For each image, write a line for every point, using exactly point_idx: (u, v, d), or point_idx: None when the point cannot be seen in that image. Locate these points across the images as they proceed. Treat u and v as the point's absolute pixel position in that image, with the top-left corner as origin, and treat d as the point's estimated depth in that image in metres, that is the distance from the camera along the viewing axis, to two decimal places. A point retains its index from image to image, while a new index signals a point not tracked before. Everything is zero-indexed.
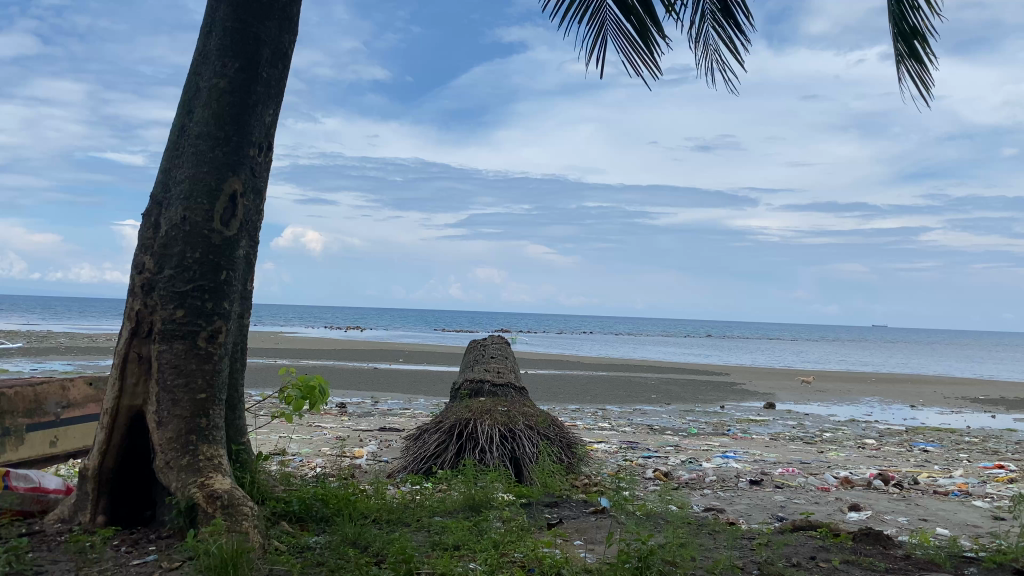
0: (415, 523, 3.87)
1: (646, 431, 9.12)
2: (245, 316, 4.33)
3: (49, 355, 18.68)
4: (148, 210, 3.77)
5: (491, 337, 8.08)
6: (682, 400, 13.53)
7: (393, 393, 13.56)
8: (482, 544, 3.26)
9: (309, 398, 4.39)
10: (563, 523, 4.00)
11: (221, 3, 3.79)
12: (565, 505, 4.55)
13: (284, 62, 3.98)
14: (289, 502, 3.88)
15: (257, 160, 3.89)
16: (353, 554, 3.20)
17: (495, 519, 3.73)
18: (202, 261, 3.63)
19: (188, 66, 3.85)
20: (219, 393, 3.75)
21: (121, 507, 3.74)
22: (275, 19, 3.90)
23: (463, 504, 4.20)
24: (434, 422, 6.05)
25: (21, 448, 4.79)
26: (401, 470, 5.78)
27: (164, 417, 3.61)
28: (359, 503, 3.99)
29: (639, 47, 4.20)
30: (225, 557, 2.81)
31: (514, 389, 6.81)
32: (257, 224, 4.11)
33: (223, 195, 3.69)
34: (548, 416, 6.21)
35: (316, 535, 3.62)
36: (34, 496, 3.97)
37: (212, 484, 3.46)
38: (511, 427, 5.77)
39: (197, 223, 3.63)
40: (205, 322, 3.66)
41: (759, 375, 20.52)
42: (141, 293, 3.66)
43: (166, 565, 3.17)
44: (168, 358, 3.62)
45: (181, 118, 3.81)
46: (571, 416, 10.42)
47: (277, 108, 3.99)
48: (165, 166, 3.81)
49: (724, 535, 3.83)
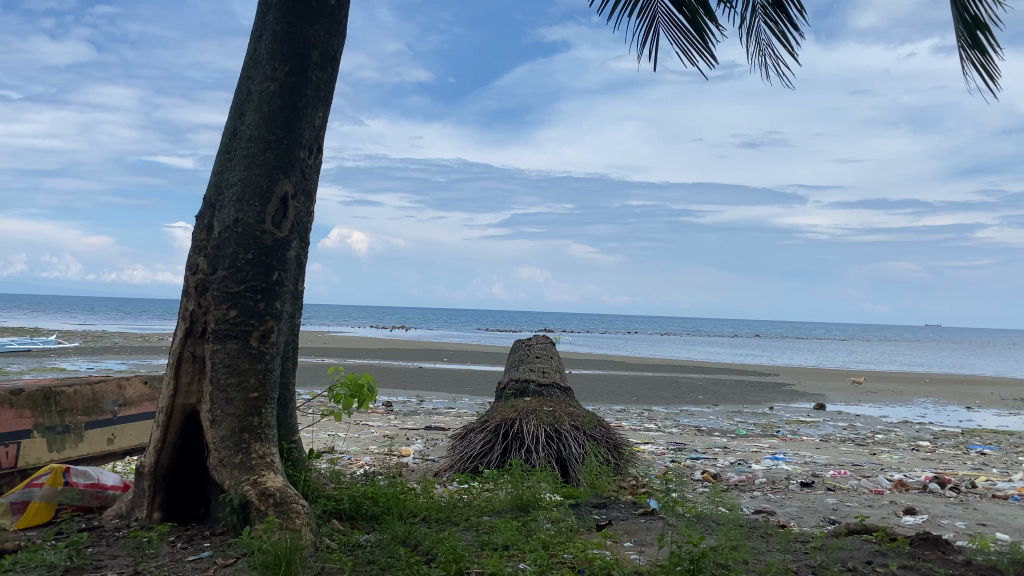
0: (464, 522, 3.88)
1: (692, 432, 9.03)
2: (297, 316, 4.38)
3: (104, 356, 19.09)
4: (201, 211, 3.84)
5: (536, 337, 8.07)
6: (730, 401, 13.39)
7: (438, 392, 13.61)
8: (530, 544, 3.25)
9: (358, 395, 4.43)
10: (612, 524, 3.98)
11: (271, 8, 3.85)
12: (613, 506, 4.52)
13: (333, 66, 4.02)
14: (340, 500, 3.93)
15: (307, 162, 3.94)
16: (404, 552, 3.22)
17: (543, 519, 3.72)
18: (254, 263, 3.68)
19: (239, 71, 3.92)
20: (271, 392, 3.80)
21: (176, 504, 3.82)
22: (324, 22, 3.94)
23: (510, 504, 4.20)
24: (479, 421, 6.06)
25: (81, 444, 4.91)
26: (447, 470, 5.79)
27: (218, 415, 3.68)
28: (408, 501, 4.02)
29: (692, 38, 4.16)
30: (279, 554, 2.85)
31: (560, 389, 6.79)
32: (308, 226, 4.16)
33: (274, 197, 3.74)
34: (594, 416, 6.19)
35: (367, 534, 3.64)
36: (93, 492, 4.07)
37: (265, 482, 3.51)
38: (557, 427, 5.75)
39: (249, 224, 3.68)
40: (258, 322, 3.71)
41: (808, 375, 20.18)
42: (195, 293, 3.74)
43: (221, 561, 3.22)
44: (222, 358, 3.69)
45: (232, 122, 3.87)
46: (617, 416, 10.36)
47: (326, 112, 4.03)
48: (218, 169, 3.87)
49: (777, 538, 3.77)
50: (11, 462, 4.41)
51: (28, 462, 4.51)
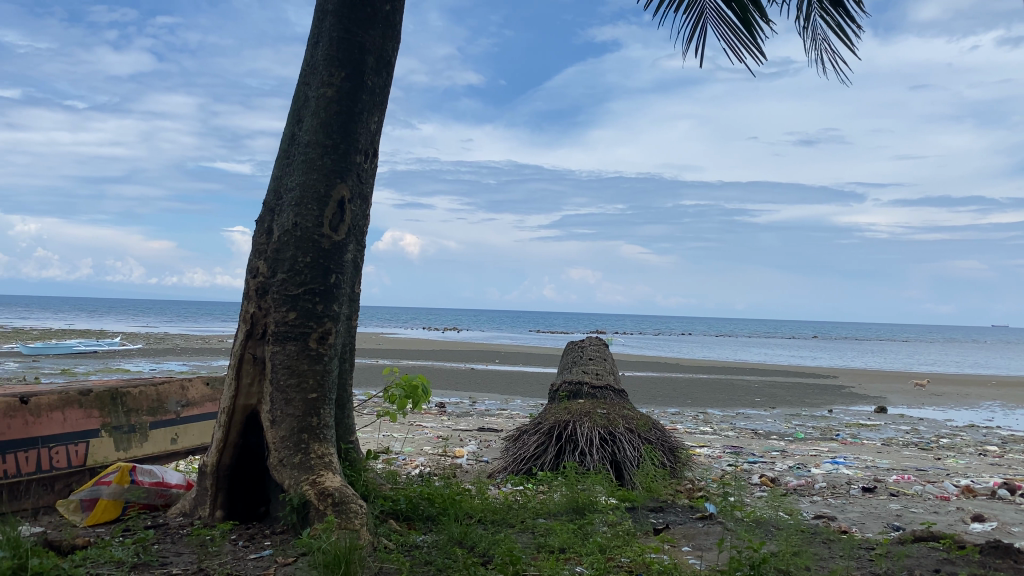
0: (520, 523, 3.88)
1: (749, 435, 8.87)
2: (353, 318, 4.43)
3: (167, 356, 19.67)
4: (261, 216, 3.91)
5: (588, 339, 8.02)
6: (787, 404, 13.15)
7: (491, 393, 13.66)
8: (587, 547, 3.23)
9: (412, 396, 4.46)
10: (669, 528, 3.94)
11: (327, 15, 3.91)
12: (670, 510, 4.47)
13: (388, 70, 4.06)
14: (396, 500, 3.96)
15: (363, 166, 3.98)
16: (461, 554, 3.23)
17: (600, 523, 3.70)
18: (312, 266, 3.73)
19: (297, 77, 3.98)
20: (329, 393, 3.86)
21: (237, 503, 3.90)
22: (379, 27, 3.98)
23: (566, 506, 4.17)
24: (533, 423, 6.05)
25: (146, 443, 5.03)
26: (501, 471, 5.80)
27: (277, 416, 3.74)
28: (463, 503, 4.03)
29: (742, 33, 4.09)
30: (338, 554, 2.88)
31: (613, 391, 6.75)
32: (365, 229, 4.21)
33: (332, 202, 3.79)
34: (649, 419, 6.12)
35: (423, 535, 3.67)
36: (158, 491, 4.18)
37: (324, 482, 3.56)
38: (611, 430, 5.70)
39: (307, 228, 3.74)
40: (317, 324, 3.76)
41: (868, 378, 19.68)
42: (256, 296, 3.81)
43: (281, 560, 3.27)
44: (281, 359, 3.75)
45: (290, 127, 3.94)
46: (672, 419, 10.26)
47: (381, 116, 4.08)
48: (277, 174, 3.94)
49: (840, 544, 3.68)
50: (80, 460, 4.55)
51: (96, 460, 4.64)
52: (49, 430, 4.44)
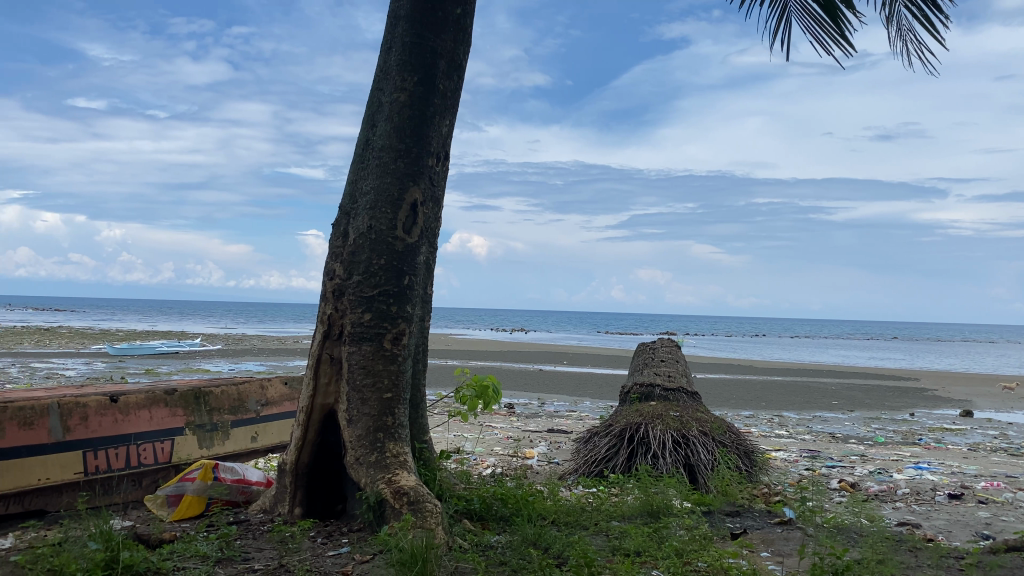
0: (593, 526, 3.86)
1: (827, 439, 8.64)
2: (426, 319, 4.47)
3: (245, 357, 20.27)
4: (337, 219, 3.99)
5: (660, 340, 7.91)
6: (867, 407, 12.75)
7: (560, 394, 13.65)
8: (663, 551, 3.20)
9: (483, 397, 4.48)
10: (747, 533, 3.86)
11: (400, 20, 3.96)
12: (747, 514, 4.39)
13: (459, 74, 4.09)
14: (470, 500, 3.98)
15: (435, 169, 4.02)
16: (535, 554, 3.23)
17: (676, 527, 3.66)
18: (386, 268, 3.78)
19: (371, 83, 4.05)
20: (404, 393, 3.91)
21: (315, 500, 3.98)
22: (450, 31, 4.01)
23: (639, 510, 4.13)
24: (603, 425, 6.01)
25: (228, 442, 5.18)
26: (573, 472, 5.79)
27: (354, 415, 3.81)
28: (537, 504, 4.03)
29: (827, 25, 3.98)
30: (415, 553, 2.91)
31: (687, 394, 6.65)
32: (436, 232, 4.25)
33: (405, 205, 3.84)
34: (723, 422, 6.00)
35: (497, 535, 3.68)
36: (239, 488, 4.29)
37: (399, 480, 3.61)
38: (684, 432, 5.62)
39: (382, 231, 3.80)
40: (391, 325, 3.82)
41: (952, 381, 18.92)
42: (332, 297, 3.88)
43: (359, 557, 3.32)
44: (357, 360, 3.82)
45: (365, 132, 4.01)
46: (745, 422, 10.08)
47: (453, 119, 4.11)
48: (352, 178, 4.02)
49: (927, 553, 3.54)
50: (165, 457, 4.71)
51: (181, 458, 4.80)
52: (137, 428, 4.62)
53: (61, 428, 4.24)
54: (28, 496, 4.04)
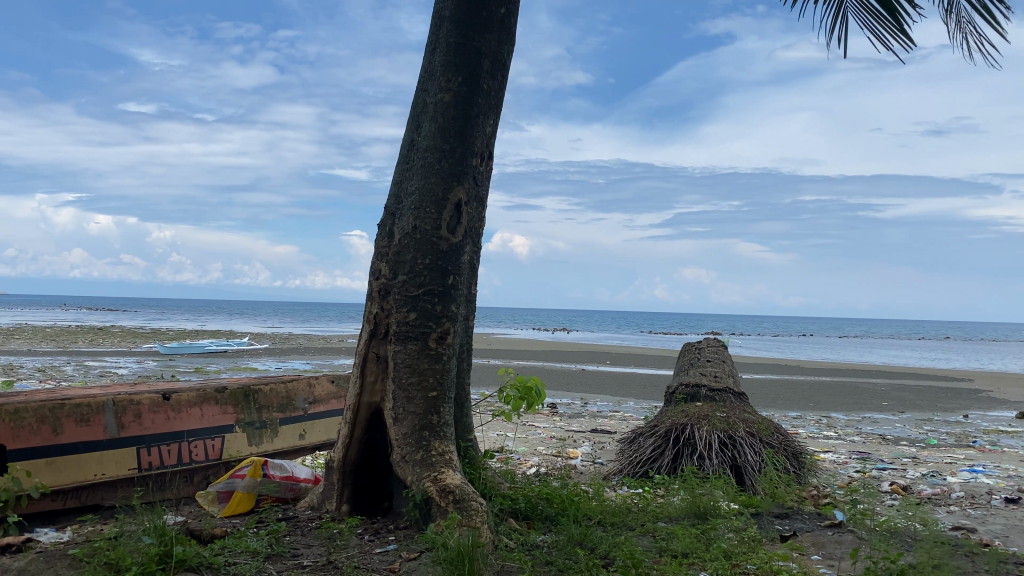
0: (640, 527, 3.83)
1: (877, 441, 8.47)
2: (470, 318, 4.47)
3: (292, 356, 20.50)
4: (383, 220, 4.03)
5: (706, 340, 7.82)
6: (918, 409, 12.48)
7: (604, 394, 13.59)
8: (711, 553, 3.17)
9: (527, 398, 4.48)
10: (797, 535, 3.80)
11: (444, 21, 3.98)
12: (797, 517, 4.33)
13: (503, 73, 4.10)
14: (515, 500, 3.99)
15: (479, 169, 4.02)
16: (581, 555, 3.22)
17: (724, 529, 3.61)
18: (431, 268, 3.80)
19: (416, 84, 4.08)
20: (449, 392, 3.92)
21: (362, 497, 4.02)
22: (495, 31, 4.01)
23: (686, 511, 4.09)
24: (649, 425, 5.97)
25: (276, 439, 5.25)
26: (617, 473, 5.76)
27: (400, 413, 3.84)
28: (582, 504, 4.02)
29: (884, 20, 3.90)
30: (462, 551, 2.92)
31: (733, 394, 6.57)
32: (480, 231, 4.25)
33: (449, 205, 3.85)
34: (771, 423, 5.92)
35: (543, 535, 3.67)
36: (288, 485, 4.34)
37: (445, 478, 3.62)
38: (730, 433, 5.55)
39: (426, 231, 3.82)
40: (436, 324, 3.83)
41: (1008, 381, 18.39)
42: (378, 296, 3.92)
43: (405, 555, 3.34)
44: (403, 358, 3.85)
45: (410, 133, 4.04)
46: (793, 423, 9.93)
47: (497, 119, 4.11)
48: (397, 178, 4.05)
49: (984, 559, 3.45)
50: (216, 454, 4.80)
51: (231, 454, 4.88)
52: (189, 425, 4.71)
53: (116, 424, 4.35)
54: (85, 490, 4.14)
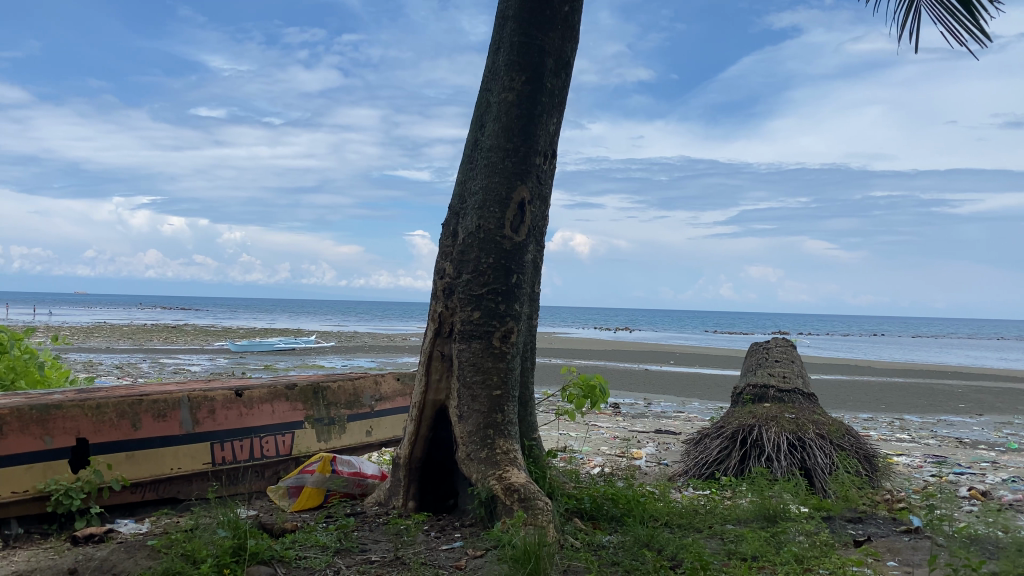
0: (708, 529, 3.77)
1: (954, 444, 8.18)
2: (534, 317, 4.47)
3: (357, 354, 20.77)
4: (447, 219, 4.06)
5: (775, 340, 7.66)
6: (998, 411, 12.00)
7: (667, 394, 13.43)
8: (782, 557, 3.10)
9: (590, 396, 4.45)
10: (871, 540, 3.70)
11: (508, 21, 3.99)
12: (870, 521, 4.21)
13: (567, 71, 4.09)
14: (580, 500, 3.97)
15: (543, 168, 4.02)
16: (648, 556, 3.19)
17: (795, 533, 3.54)
18: (495, 267, 3.82)
19: (480, 84, 4.10)
20: (513, 391, 3.93)
21: (427, 494, 4.06)
22: (558, 30, 4.00)
23: (755, 514, 4.02)
24: (715, 426, 5.88)
25: (345, 435, 5.34)
26: (682, 474, 5.69)
27: (465, 412, 3.87)
28: (648, 505, 3.98)
29: (961, 15, 3.77)
30: (528, 550, 2.92)
31: (803, 395, 6.42)
32: (544, 230, 4.25)
33: (512, 204, 3.86)
34: (842, 425, 5.77)
35: (609, 535, 3.65)
36: (356, 480, 4.41)
37: (509, 477, 3.63)
38: (800, 435, 5.43)
39: (490, 230, 3.83)
40: (499, 323, 3.85)
41: None
42: (443, 295, 3.95)
43: (471, 552, 3.35)
44: (468, 357, 3.87)
45: (473, 133, 4.07)
46: (864, 425, 9.65)
47: (560, 118, 4.10)
48: (462, 178, 4.07)
49: None
50: (286, 450, 4.90)
51: (301, 450, 4.99)
52: (260, 421, 4.83)
53: (191, 420, 4.48)
54: (162, 483, 4.27)
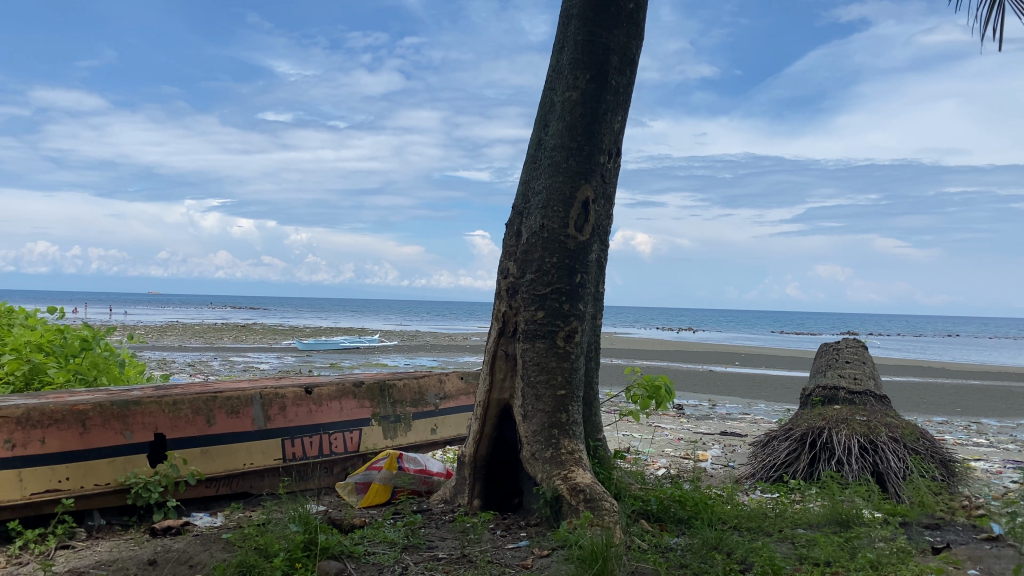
0: (778, 533, 3.70)
1: None
2: (598, 317, 4.45)
3: (419, 354, 20.96)
4: (511, 219, 4.07)
5: (846, 340, 7.46)
6: None
7: (732, 396, 13.21)
8: (857, 563, 3.03)
9: (656, 397, 4.41)
10: (950, 548, 3.58)
11: (572, 19, 3.97)
12: (949, 529, 4.08)
13: (632, 69, 4.06)
14: (647, 501, 3.94)
15: (607, 166, 4.00)
16: (718, 559, 3.15)
17: (869, 539, 3.45)
18: (559, 266, 3.81)
19: (544, 84, 4.10)
20: (577, 391, 3.93)
21: (493, 493, 4.08)
22: (624, 27, 3.97)
23: (827, 518, 3.92)
24: (783, 429, 5.76)
25: (410, 433, 5.40)
26: (749, 477, 5.60)
27: (529, 411, 3.87)
28: (716, 508, 3.92)
29: None
30: (595, 550, 2.91)
31: (875, 398, 6.24)
32: (608, 229, 4.23)
33: (577, 203, 3.85)
34: (916, 428, 5.59)
35: (676, 537, 3.62)
36: (422, 478, 4.46)
37: (575, 477, 3.62)
38: (872, 438, 5.29)
39: (554, 230, 3.83)
40: (563, 323, 3.84)
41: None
42: (507, 295, 3.97)
43: (537, 551, 3.36)
44: (532, 356, 3.87)
45: (537, 133, 4.07)
46: (939, 429, 9.34)
47: (625, 116, 4.08)
48: (525, 177, 4.08)
49: None
50: (354, 446, 4.98)
51: (368, 447, 5.06)
52: (329, 418, 4.92)
53: (263, 416, 4.59)
54: (235, 478, 4.39)
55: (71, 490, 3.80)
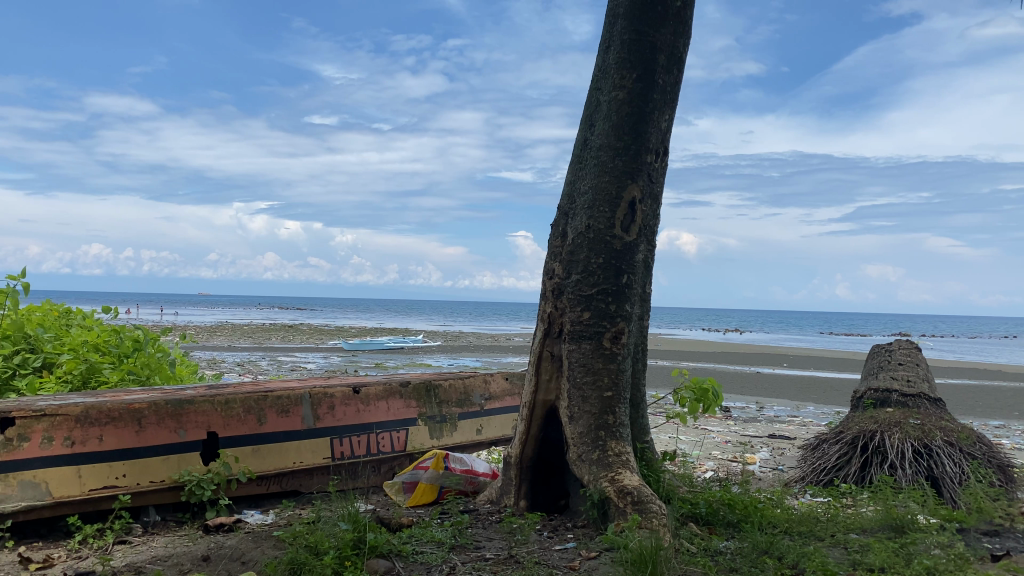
0: (830, 538, 3.64)
1: None
2: (644, 318, 4.42)
3: (464, 354, 21.05)
4: (556, 219, 4.07)
5: (898, 342, 7.30)
6: None
7: (781, 398, 13.02)
8: (913, 569, 2.96)
9: (703, 399, 4.36)
10: (1009, 555, 3.49)
11: (618, 18, 3.95)
12: (1008, 536, 3.97)
13: (679, 67, 4.02)
14: (695, 505, 3.90)
15: (654, 165, 3.97)
16: (768, 563, 3.11)
17: (925, 544, 3.37)
18: (605, 267, 3.80)
19: (589, 84, 4.09)
20: (624, 392, 3.90)
21: (539, 494, 4.08)
22: (671, 25, 3.94)
23: (881, 523, 3.84)
24: (834, 431, 5.66)
25: (456, 433, 5.42)
26: (798, 480, 5.52)
27: (575, 412, 3.86)
28: (767, 511, 3.87)
29: None
30: (643, 553, 2.89)
31: (929, 400, 6.10)
32: (655, 229, 4.20)
33: (623, 203, 3.83)
34: (972, 431, 5.45)
35: (725, 540, 3.58)
36: (468, 478, 4.47)
37: (622, 479, 3.60)
38: (926, 442, 5.17)
39: (600, 230, 3.81)
40: (610, 324, 3.83)
41: None
42: (552, 296, 3.96)
43: (585, 553, 3.35)
44: (578, 357, 3.86)
45: (583, 133, 4.05)
46: (996, 433, 9.08)
47: (672, 114, 4.05)
48: (571, 177, 4.07)
49: None
50: (401, 446, 5.02)
51: (414, 447, 5.10)
52: (376, 418, 4.96)
53: (312, 415, 4.65)
54: (285, 476, 4.45)
55: (127, 486, 3.89)
